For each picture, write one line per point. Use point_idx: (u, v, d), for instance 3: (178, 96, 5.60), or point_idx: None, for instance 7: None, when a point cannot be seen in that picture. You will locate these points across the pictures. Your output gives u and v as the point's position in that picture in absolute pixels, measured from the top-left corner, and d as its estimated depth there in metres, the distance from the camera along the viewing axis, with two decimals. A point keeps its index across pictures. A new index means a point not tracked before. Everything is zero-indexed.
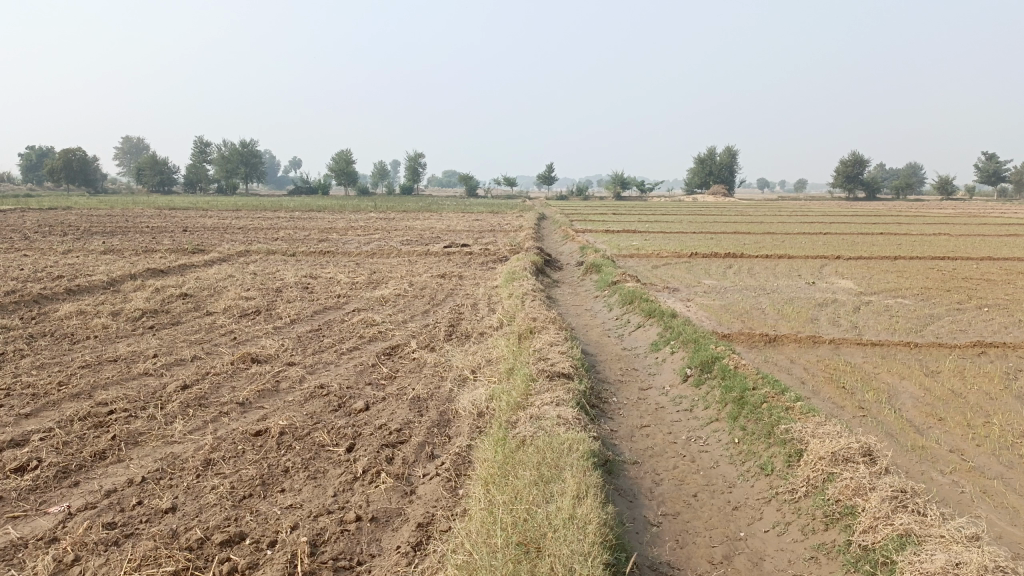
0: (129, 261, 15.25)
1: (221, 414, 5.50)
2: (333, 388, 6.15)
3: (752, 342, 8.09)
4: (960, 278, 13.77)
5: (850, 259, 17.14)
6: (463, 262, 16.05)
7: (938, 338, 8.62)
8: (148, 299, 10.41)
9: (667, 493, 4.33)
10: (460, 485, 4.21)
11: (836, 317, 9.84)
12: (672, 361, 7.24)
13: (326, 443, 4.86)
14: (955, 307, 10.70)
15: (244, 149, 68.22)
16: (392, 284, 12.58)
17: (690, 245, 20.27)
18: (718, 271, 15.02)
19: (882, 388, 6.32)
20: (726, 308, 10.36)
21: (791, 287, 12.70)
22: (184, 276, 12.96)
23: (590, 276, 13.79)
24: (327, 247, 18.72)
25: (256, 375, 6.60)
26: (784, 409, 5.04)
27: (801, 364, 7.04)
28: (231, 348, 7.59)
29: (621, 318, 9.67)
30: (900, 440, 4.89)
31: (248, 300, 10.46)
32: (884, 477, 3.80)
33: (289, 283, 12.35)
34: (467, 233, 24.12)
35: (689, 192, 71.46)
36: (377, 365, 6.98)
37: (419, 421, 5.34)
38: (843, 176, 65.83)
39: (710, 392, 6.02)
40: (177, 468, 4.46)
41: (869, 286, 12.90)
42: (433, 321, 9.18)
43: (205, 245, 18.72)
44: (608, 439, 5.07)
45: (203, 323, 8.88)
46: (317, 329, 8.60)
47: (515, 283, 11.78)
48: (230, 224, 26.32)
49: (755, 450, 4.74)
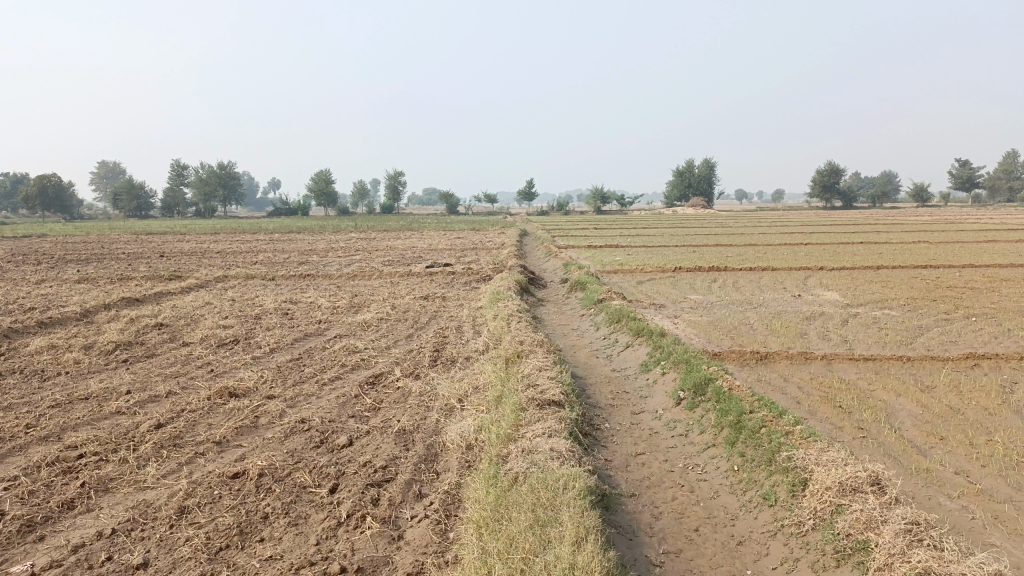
0: (104, 290, 14.90)
1: (197, 456, 5.24)
2: (315, 423, 5.92)
3: (744, 360, 7.94)
4: (944, 287, 13.74)
5: (834, 270, 17.12)
6: (446, 282, 15.85)
7: (929, 350, 8.52)
8: (123, 331, 10.09)
9: (668, 528, 4.13)
10: (451, 528, 3.99)
11: (825, 331, 9.72)
12: (664, 383, 7.06)
13: (308, 485, 4.62)
14: (943, 317, 10.63)
15: (222, 171, 67.68)
16: (374, 307, 12.35)
17: (674, 259, 20.20)
18: (703, 286, 14.91)
19: (879, 405, 6.17)
20: (714, 324, 10.21)
21: (777, 300, 12.60)
22: (161, 304, 12.64)
23: (576, 293, 13.62)
24: (307, 270, 18.44)
25: (235, 410, 6.34)
26: (785, 434, 4.87)
27: (795, 382, 6.88)
28: (208, 382, 7.33)
29: (609, 338, 9.49)
30: (903, 463, 4.72)
31: (227, 329, 10.19)
32: (895, 508, 3.63)
33: (268, 309, 12.07)
34: (450, 251, 23.94)
35: (669, 205, 71.75)
36: (361, 396, 6.75)
37: (405, 457, 5.12)
38: (820, 185, 66.39)
39: (705, 416, 5.85)
40: (149, 517, 4.20)
41: (855, 297, 12.83)
42: (417, 346, 8.96)
43: (182, 271, 18.38)
44: (603, 471, 4.87)
45: (179, 355, 8.60)
46: (297, 358, 8.35)
47: (500, 303, 11.59)
48: (209, 248, 25.93)
49: (756, 479, 4.57)
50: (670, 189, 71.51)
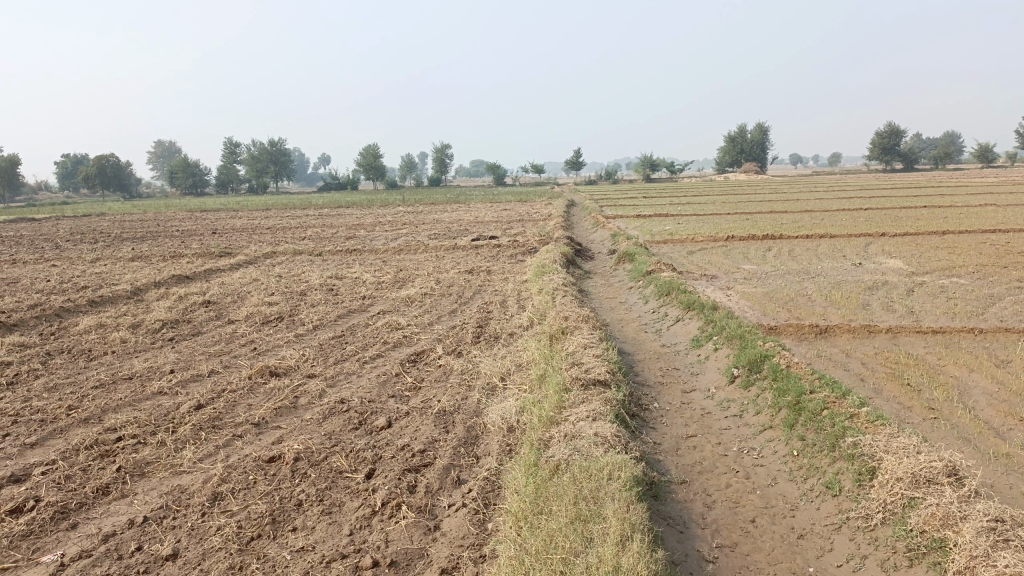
0: (156, 267, 15.09)
1: (235, 438, 5.14)
2: (354, 403, 5.78)
3: (802, 334, 7.54)
4: (1016, 253, 12.96)
5: (895, 235, 16.37)
6: (492, 255, 15.63)
7: (1002, 321, 7.97)
8: (170, 309, 10.14)
9: (722, 518, 3.86)
10: (490, 518, 3.78)
11: (889, 302, 9.20)
12: (716, 359, 6.74)
13: (344, 470, 4.47)
14: (1016, 285, 9.99)
15: (272, 148, 68.50)
16: (419, 282, 12.21)
17: (725, 227, 19.60)
18: (757, 255, 14.38)
19: (950, 383, 5.74)
20: (769, 296, 9.78)
21: (836, 270, 12.04)
22: (209, 281, 12.72)
23: (623, 265, 13.26)
24: (354, 245, 18.42)
25: (274, 390, 6.24)
26: (849, 418, 4.52)
27: (858, 358, 6.48)
28: (250, 360, 7.26)
29: (658, 311, 9.16)
30: (980, 448, 4.35)
31: (272, 306, 10.15)
32: (977, 502, 3.28)
33: (314, 285, 12.04)
34: (496, 223, 23.72)
35: (720, 171, 70.07)
36: (402, 374, 6.59)
37: (444, 440, 4.92)
38: (879, 148, 64.00)
39: (761, 395, 5.53)
40: (182, 504, 4.11)
41: (920, 265, 12.19)
42: (460, 322, 8.77)
43: (232, 248, 18.55)
44: (652, 456, 4.61)
45: (223, 333, 8.57)
46: (340, 335, 8.24)
47: (545, 276, 11.32)
48: (259, 224, 26.19)
49: (818, 467, 4.25)
50: (722, 155, 69.83)
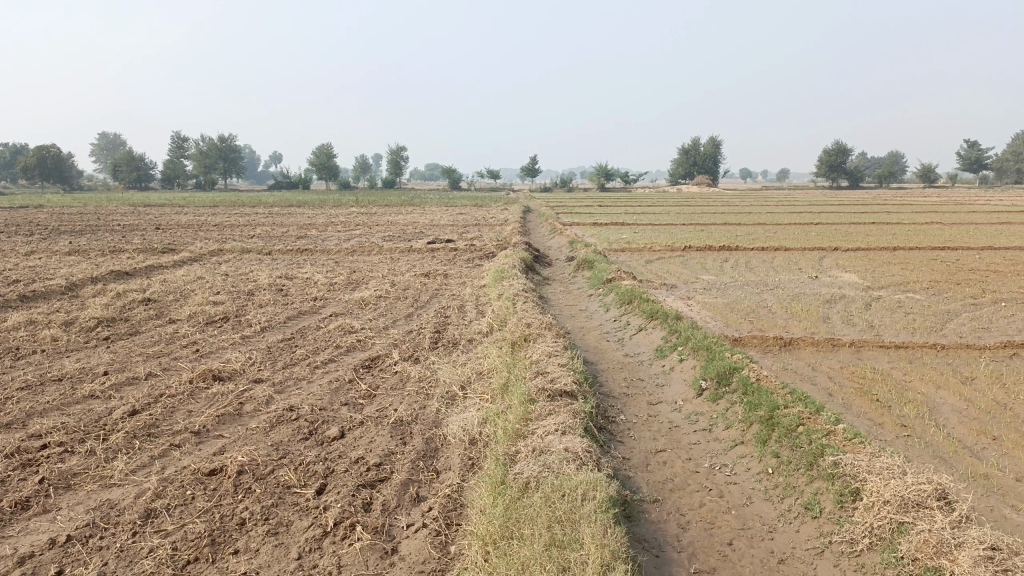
0: (94, 262, 14.35)
1: (172, 448, 4.74)
2: (304, 411, 5.42)
3: (766, 346, 7.42)
4: (966, 270, 13.18)
5: (848, 250, 16.57)
6: (448, 259, 15.31)
7: (961, 337, 7.99)
8: (107, 306, 9.58)
9: (698, 541, 3.63)
10: (452, 541, 3.49)
11: (848, 315, 9.18)
12: (681, 370, 6.56)
13: (292, 485, 4.12)
14: (970, 302, 10.09)
15: (222, 144, 66.88)
16: (373, 284, 11.83)
17: (681, 237, 19.62)
18: (714, 266, 14.37)
19: (919, 399, 5.65)
20: (730, 307, 9.68)
21: (794, 282, 12.06)
22: (151, 278, 12.13)
23: (582, 272, 13.08)
24: (305, 244, 17.88)
25: (217, 395, 5.83)
26: (826, 435, 4.35)
27: (824, 372, 6.36)
28: (192, 363, 6.82)
29: (620, 320, 8.98)
30: (958, 469, 4.22)
31: (217, 306, 9.65)
32: (968, 529, 3.12)
33: (262, 284, 11.56)
34: (452, 227, 23.39)
35: (673, 182, 70.82)
36: (355, 381, 6.25)
37: (402, 452, 4.61)
38: (826, 165, 65.51)
39: (731, 409, 5.35)
40: (111, 522, 3.72)
41: (875, 279, 12.29)
42: (417, 327, 8.44)
43: (176, 244, 17.85)
44: (622, 472, 4.37)
45: (164, 333, 8.08)
46: (290, 338, 7.83)
47: (504, 281, 11.05)
48: (206, 220, 25.38)
49: (795, 486, 4.07)
50: (675, 166, 70.64)
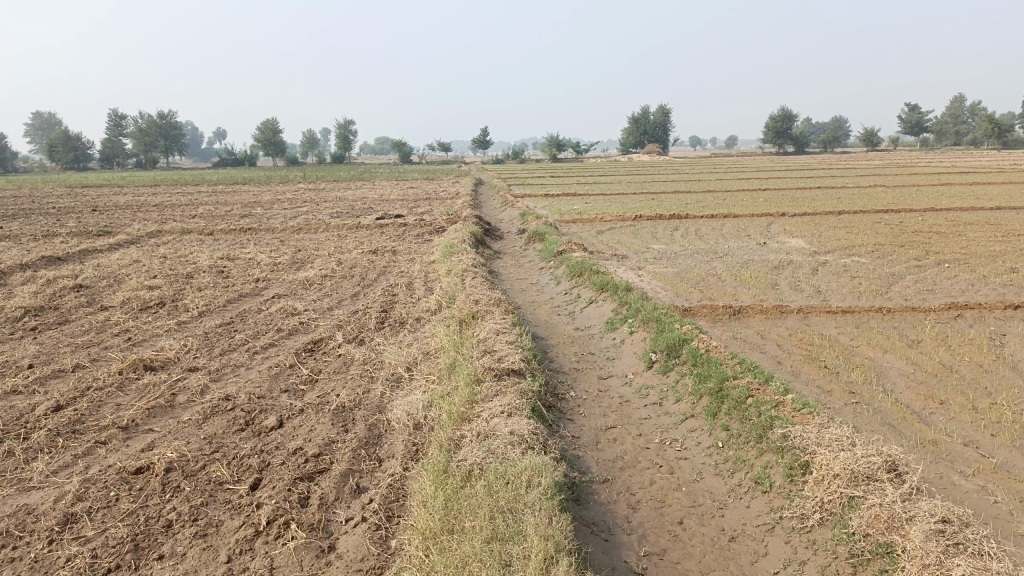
0: (24, 248, 13.70)
1: (98, 446, 4.47)
2: (241, 400, 5.17)
3: (716, 314, 7.38)
4: (910, 232, 13.38)
5: (796, 215, 16.72)
6: (397, 234, 15.01)
7: (907, 300, 8.06)
8: (35, 294, 9.11)
9: (648, 522, 3.53)
10: (392, 535, 3.33)
11: (797, 281, 9.22)
12: (632, 343, 6.47)
13: (225, 481, 3.91)
14: (915, 264, 10.22)
15: (163, 121, 64.76)
16: (319, 263, 11.51)
17: (632, 207, 19.58)
18: (665, 235, 14.35)
19: (867, 364, 5.65)
20: (680, 276, 9.63)
21: (743, 249, 12.08)
22: (85, 263, 11.60)
23: (533, 245, 12.92)
24: (249, 223, 17.37)
25: (149, 386, 5.55)
26: (775, 407, 4.27)
27: (773, 340, 6.33)
28: (123, 352, 6.48)
29: (571, 292, 8.86)
30: (907, 436, 4.21)
31: (153, 290, 9.25)
32: (918, 501, 3.07)
33: (203, 266, 11.14)
34: (401, 202, 22.99)
35: (624, 151, 70.93)
36: (297, 366, 6.01)
37: (343, 441, 4.42)
38: (773, 131, 66.31)
39: (681, 382, 5.27)
40: (26, 530, 3.47)
41: (822, 244, 12.40)
42: (363, 307, 8.20)
43: (114, 226, 17.17)
44: (571, 452, 4.24)
45: (95, 321, 7.70)
46: (229, 322, 7.52)
47: (454, 256, 10.84)
48: (146, 201, 24.53)
49: (745, 459, 3.99)
50: (625, 135, 70.72)
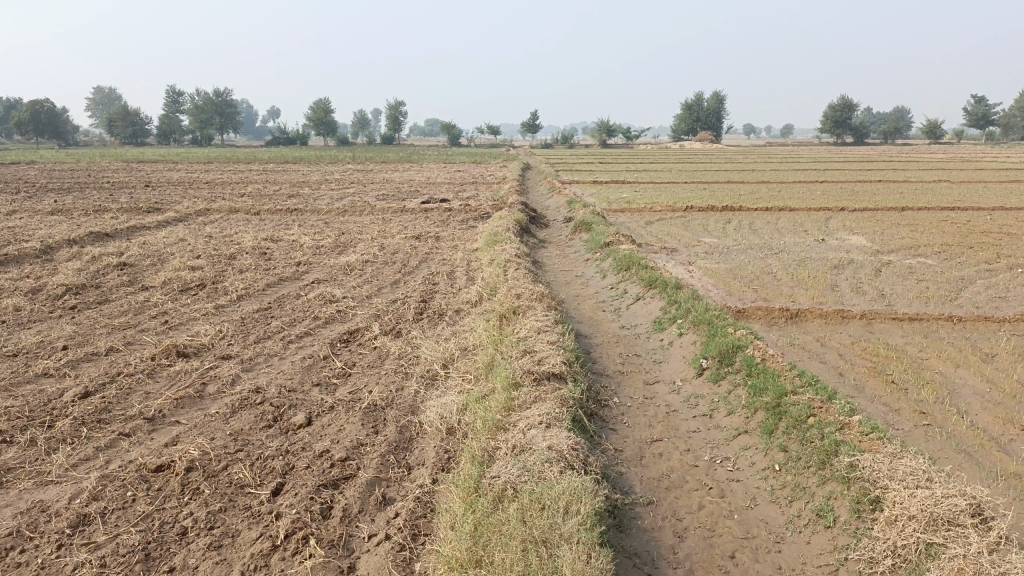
0: (75, 223, 13.84)
1: (123, 438, 4.31)
2: (270, 393, 4.98)
3: (771, 317, 6.97)
4: (979, 232, 12.67)
5: (855, 210, 16.03)
6: (442, 220, 14.80)
7: (978, 308, 7.53)
8: (80, 272, 9.10)
9: (696, 554, 3.23)
10: (416, 558, 3.10)
11: (857, 283, 8.72)
12: (681, 346, 6.12)
13: (246, 485, 3.71)
14: (985, 268, 9.61)
15: (218, 99, 65.68)
16: (361, 247, 11.34)
17: (683, 197, 19.05)
18: (717, 227, 13.87)
19: (937, 380, 5.22)
20: (732, 273, 9.21)
21: (800, 245, 11.56)
22: (131, 241, 11.63)
23: (579, 235, 12.57)
24: (295, 204, 17.34)
25: (180, 374, 5.40)
26: (840, 429, 3.93)
27: (834, 349, 5.91)
28: (158, 336, 6.36)
29: (617, 288, 8.52)
30: (987, 468, 3.82)
31: (194, 271, 9.16)
32: (1009, 554, 2.72)
33: (246, 248, 11.06)
34: (448, 185, 22.77)
35: (675, 138, 69.65)
36: (330, 358, 5.80)
37: (372, 444, 4.19)
38: (831, 121, 64.38)
39: (734, 393, 4.92)
40: (37, 531, 3.31)
41: (883, 242, 11.80)
42: (402, 296, 7.99)
43: (163, 203, 17.30)
44: (613, 470, 3.94)
45: (134, 302, 7.61)
46: (266, 308, 7.37)
47: (497, 245, 10.56)
48: (198, 178, 24.82)
49: (804, 488, 3.66)
50: (677, 122, 69.44)
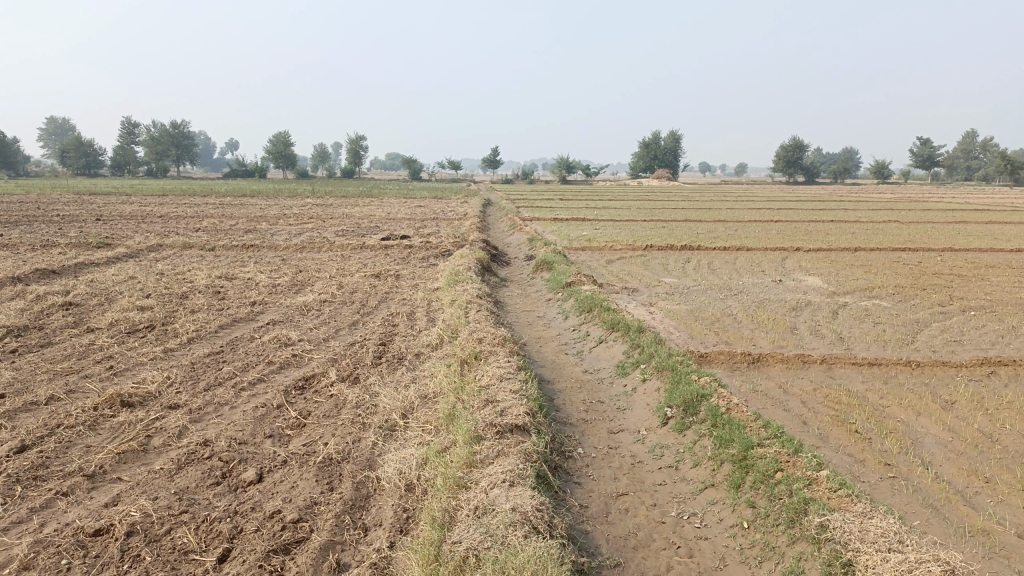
0: (20, 258, 13.35)
1: (59, 498, 4.05)
2: (220, 446, 4.75)
3: (733, 362, 6.94)
4: (931, 274, 12.95)
5: (811, 251, 16.31)
6: (402, 257, 14.65)
7: (935, 352, 7.62)
8: (22, 312, 8.72)
9: None
10: None
11: (817, 325, 8.79)
12: (644, 393, 6.04)
13: (190, 551, 3.49)
14: (939, 310, 9.79)
15: (176, 131, 64.86)
16: (319, 286, 11.12)
17: (643, 235, 19.18)
18: (678, 267, 13.96)
19: (900, 429, 5.20)
20: (694, 315, 9.22)
21: (758, 286, 11.67)
22: (79, 278, 11.23)
23: (541, 274, 12.52)
24: (252, 239, 17.05)
25: (124, 425, 5.13)
26: (808, 485, 3.90)
27: (798, 396, 5.88)
28: (102, 383, 6.07)
29: (579, 330, 8.45)
30: (955, 524, 3.78)
31: (144, 312, 8.85)
32: None
33: (199, 286, 10.76)
34: (409, 221, 22.64)
35: (634, 175, 70.70)
36: (284, 407, 5.58)
37: (326, 502, 3.99)
38: (784, 161, 66.08)
39: (700, 444, 4.85)
40: None
41: (839, 283, 11.98)
42: (361, 338, 7.80)
43: (115, 237, 16.84)
44: (578, 529, 3.82)
45: (79, 345, 7.29)
46: (218, 352, 7.11)
47: (458, 285, 10.44)
48: (152, 211, 24.31)
49: (774, 547, 3.59)
50: (635, 160, 70.53)
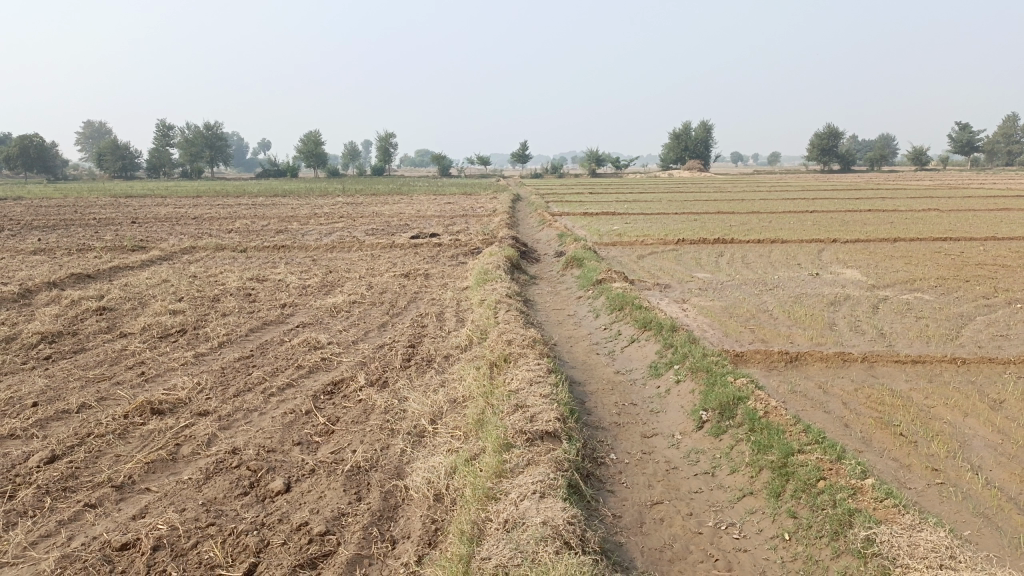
0: (57, 263, 13.54)
1: (89, 510, 4.03)
2: (248, 454, 4.71)
3: (770, 361, 6.75)
4: (974, 264, 12.54)
5: (847, 241, 15.94)
6: (431, 256, 14.61)
7: (981, 347, 7.35)
8: (57, 318, 8.81)
9: None
10: None
11: (856, 321, 8.53)
12: (679, 395, 5.88)
13: (217, 565, 3.45)
14: (984, 303, 9.47)
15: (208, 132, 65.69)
16: (349, 287, 11.11)
17: (674, 228, 18.93)
18: (710, 261, 13.73)
19: (946, 432, 4.99)
20: (728, 312, 9.01)
21: (794, 280, 11.40)
22: (113, 282, 11.34)
23: (571, 271, 12.37)
24: (284, 239, 17.14)
25: (153, 433, 5.12)
26: (852, 495, 3.74)
27: (838, 397, 5.68)
28: (133, 391, 6.07)
29: (610, 329, 8.30)
30: (1008, 535, 3.60)
31: (175, 316, 8.88)
32: None
33: (231, 289, 10.79)
34: (438, 218, 22.65)
35: (664, 168, 70.09)
36: (313, 413, 5.54)
37: (354, 513, 3.93)
38: (818, 149, 64.96)
39: (737, 450, 4.69)
40: None
41: (878, 276, 11.66)
42: (389, 340, 7.74)
43: (149, 240, 17.02)
44: (612, 542, 3.70)
45: (111, 351, 7.32)
46: (248, 356, 7.10)
47: (487, 284, 10.36)
48: (186, 213, 24.59)
49: (817, 561, 3.44)
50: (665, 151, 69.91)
